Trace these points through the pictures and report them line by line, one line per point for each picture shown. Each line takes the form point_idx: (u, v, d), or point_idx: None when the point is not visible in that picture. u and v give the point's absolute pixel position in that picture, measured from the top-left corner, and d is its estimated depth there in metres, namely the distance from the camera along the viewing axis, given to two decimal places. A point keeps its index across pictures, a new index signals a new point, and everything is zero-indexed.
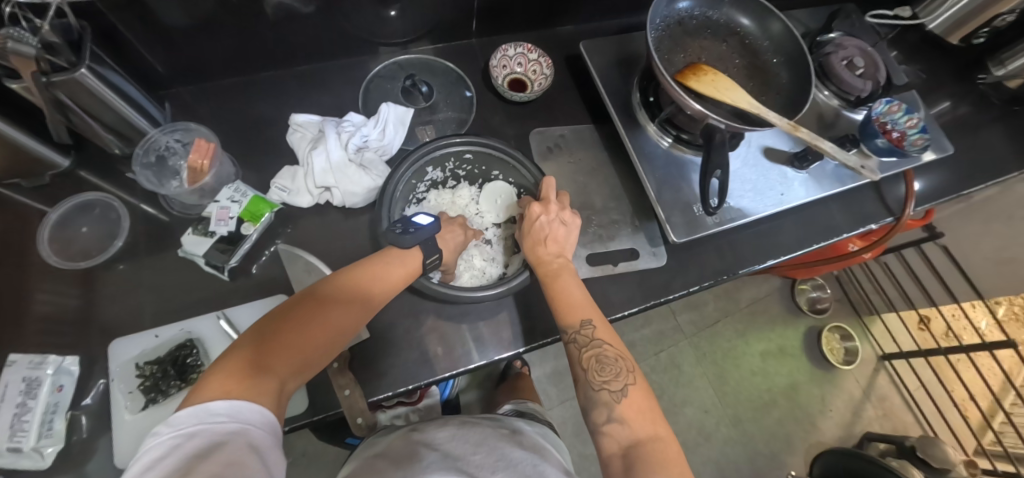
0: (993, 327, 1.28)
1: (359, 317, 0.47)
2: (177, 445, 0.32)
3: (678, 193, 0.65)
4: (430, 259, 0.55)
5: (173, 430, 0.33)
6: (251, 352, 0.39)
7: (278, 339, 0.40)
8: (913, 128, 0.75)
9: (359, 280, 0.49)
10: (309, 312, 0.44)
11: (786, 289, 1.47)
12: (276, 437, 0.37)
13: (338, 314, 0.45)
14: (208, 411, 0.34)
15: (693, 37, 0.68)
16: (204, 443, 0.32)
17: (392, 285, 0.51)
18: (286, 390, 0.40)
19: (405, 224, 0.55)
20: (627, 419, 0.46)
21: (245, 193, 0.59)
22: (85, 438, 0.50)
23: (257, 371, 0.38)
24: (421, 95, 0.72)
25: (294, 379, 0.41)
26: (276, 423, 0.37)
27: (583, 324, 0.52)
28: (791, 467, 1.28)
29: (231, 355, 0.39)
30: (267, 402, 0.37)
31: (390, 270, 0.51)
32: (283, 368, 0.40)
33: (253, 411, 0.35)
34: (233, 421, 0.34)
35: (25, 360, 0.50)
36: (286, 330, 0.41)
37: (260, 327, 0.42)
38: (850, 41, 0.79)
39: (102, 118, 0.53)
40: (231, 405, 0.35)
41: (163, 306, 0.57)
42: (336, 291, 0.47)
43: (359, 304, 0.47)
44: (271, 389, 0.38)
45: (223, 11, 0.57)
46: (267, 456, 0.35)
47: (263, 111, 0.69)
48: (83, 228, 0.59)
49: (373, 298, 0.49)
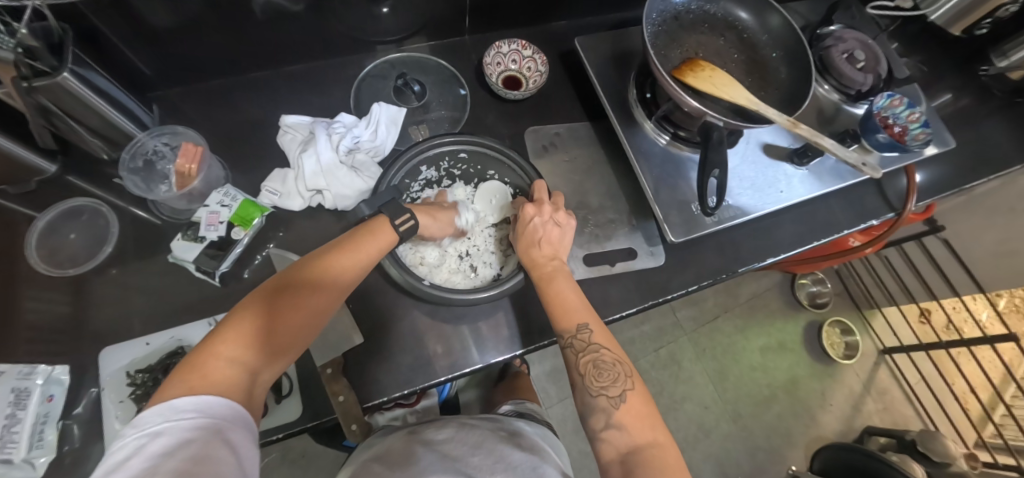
0: (994, 319, 1.26)
1: (333, 298, 0.46)
2: (143, 445, 0.31)
3: (675, 191, 0.64)
4: (399, 221, 0.53)
5: (137, 431, 0.32)
6: (224, 343, 0.38)
7: (249, 330, 0.39)
8: (915, 123, 0.73)
9: (331, 258, 0.47)
10: (280, 297, 0.42)
11: (786, 284, 1.46)
12: (249, 430, 0.36)
13: (309, 298, 0.44)
14: (175, 408, 0.33)
15: (689, 32, 0.66)
16: (172, 441, 0.32)
17: (367, 263, 0.49)
18: (260, 380, 0.40)
19: (391, 214, 0.53)
20: (625, 425, 0.45)
21: (235, 198, 0.59)
22: (77, 448, 0.50)
23: (228, 364, 0.37)
24: (414, 94, 0.70)
25: (270, 367, 0.41)
26: (247, 414, 0.36)
27: (580, 329, 0.51)
28: (792, 461, 1.28)
29: (203, 347, 0.38)
30: (238, 396, 0.36)
31: (364, 247, 0.49)
32: (256, 357, 0.39)
33: (223, 406, 0.35)
34: (200, 416, 0.33)
35: (14, 370, 0.49)
36: (254, 320, 0.40)
37: (231, 316, 0.40)
38: (850, 34, 0.78)
39: (86, 122, 0.52)
40: (197, 401, 0.34)
41: (154, 312, 0.56)
42: (309, 273, 0.45)
43: (331, 285, 0.46)
44: (242, 381, 0.37)
45: (211, 11, 0.56)
46: (241, 451, 0.34)
47: (253, 113, 0.68)
48: (70, 235, 0.58)
49: (347, 277, 0.47)
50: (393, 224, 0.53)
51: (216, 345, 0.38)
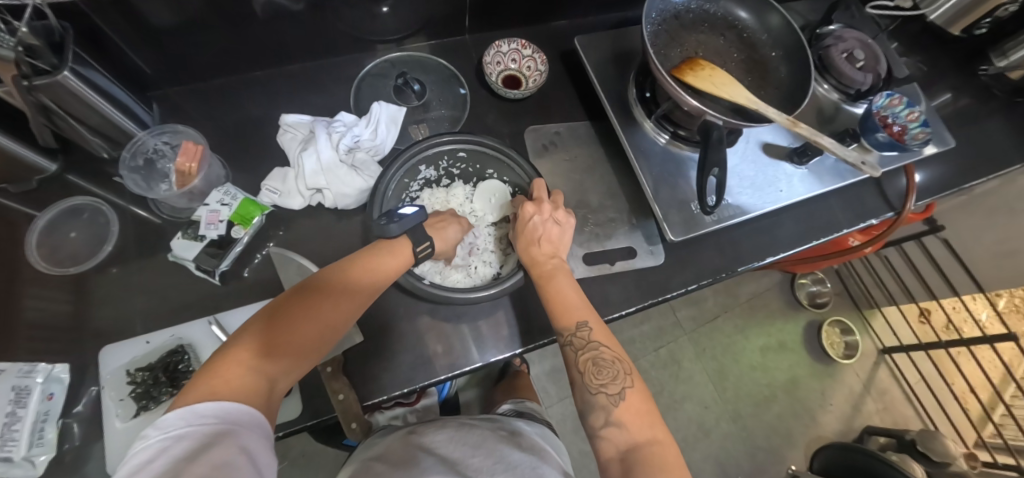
0: (994, 319, 1.26)
1: (351, 308, 0.46)
2: (167, 447, 0.31)
3: (675, 190, 0.64)
4: (420, 248, 0.53)
5: (162, 433, 0.32)
6: (243, 351, 0.38)
7: (270, 337, 0.39)
8: (914, 122, 0.74)
9: (351, 271, 0.47)
10: (300, 306, 0.42)
11: (786, 284, 1.46)
12: (267, 437, 0.36)
13: (329, 309, 0.43)
14: (197, 413, 0.33)
15: (689, 31, 0.66)
16: (193, 445, 0.31)
17: (385, 278, 0.50)
18: (277, 390, 0.39)
19: (415, 237, 0.54)
20: (624, 423, 0.45)
21: (236, 196, 0.59)
22: (78, 446, 0.50)
23: (247, 371, 0.37)
24: (413, 93, 0.70)
25: (288, 376, 0.40)
26: (265, 421, 0.36)
27: (579, 327, 0.51)
28: (791, 461, 1.28)
29: (223, 353, 0.38)
30: (256, 402, 0.36)
31: (383, 261, 0.50)
32: (274, 364, 0.39)
33: (243, 412, 0.34)
34: (222, 423, 0.33)
35: (14, 368, 0.49)
36: (274, 327, 0.40)
37: (251, 324, 0.41)
38: (850, 33, 0.78)
39: (88, 121, 0.52)
40: (219, 407, 0.34)
41: (154, 311, 0.56)
42: (329, 284, 0.45)
43: (350, 294, 0.46)
44: (260, 387, 0.37)
45: (211, 10, 0.56)
46: (258, 458, 0.33)
47: (254, 112, 0.68)
48: (71, 233, 0.58)
49: (367, 290, 0.47)
50: (415, 249, 0.53)
51: (235, 351, 0.38)
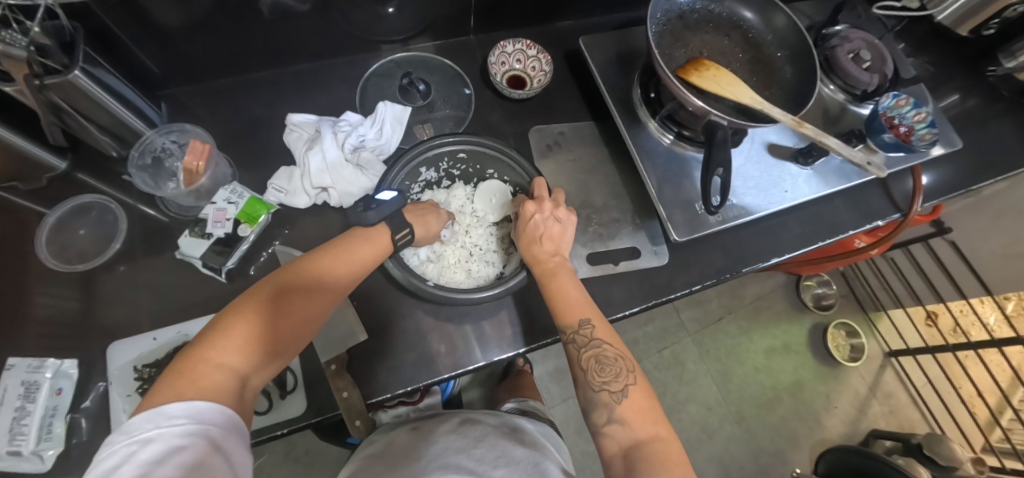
0: (1003, 323, 1.23)
1: (325, 303, 0.46)
2: (134, 452, 0.32)
3: (679, 190, 0.64)
4: (400, 235, 0.54)
5: (128, 438, 0.32)
6: (212, 351, 0.37)
7: (243, 334, 0.39)
8: (921, 123, 0.73)
9: (322, 264, 0.47)
10: (272, 302, 0.42)
11: (791, 286, 1.45)
12: (242, 434, 0.37)
13: (303, 305, 0.44)
14: (165, 415, 0.33)
15: (695, 32, 0.66)
16: (162, 448, 0.32)
17: (361, 269, 0.50)
18: (250, 386, 0.40)
19: (394, 224, 0.54)
20: (627, 420, 0.45)
21: (242, 195, 0.59)
22: (86, 441, 0.50)
23: (218, 369, 0.37)
24: (418, 93, 0.71)
25: (260, 372, 0.41)
26: (240, 420, 0.37)
27: (582, 324, 0.51)
28: (796, 465, 1.28)
29: (192, 352, 0.37)
30: (232, 400, 0.36)
31: (359, 253, 0.50)
32: (249, 361, 0.39)
33: (215, 412, 0.35)
34: (193, 423, 0.33)
35: (24, 364, 0.50)
36: (245, 325, 0.40)
37: (221, 319, 0.40)
38: (857, 33, 0.77)
39: (98, 120, 0.53)
40: (189, 407, 0.34)
41: (162, 308, 0.57)
42: (301, 278, 0.45)
43: (324, 292, 0.46)
44: (234, 385, 0.37)
45: (219, 11, 0.56)
46: (232, 454, 0.35)
47: (260, 112, 0.68)
48: (81, 230, 0.59)
49: (341, 282, 0.48)
50: (393, 238, 0.53)
51: (206, 350, 0.37)
